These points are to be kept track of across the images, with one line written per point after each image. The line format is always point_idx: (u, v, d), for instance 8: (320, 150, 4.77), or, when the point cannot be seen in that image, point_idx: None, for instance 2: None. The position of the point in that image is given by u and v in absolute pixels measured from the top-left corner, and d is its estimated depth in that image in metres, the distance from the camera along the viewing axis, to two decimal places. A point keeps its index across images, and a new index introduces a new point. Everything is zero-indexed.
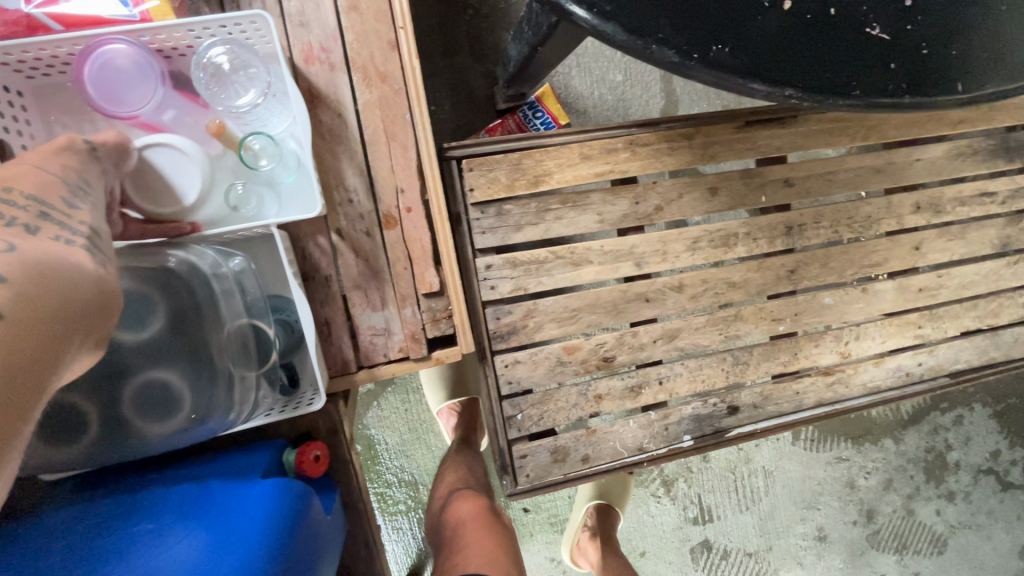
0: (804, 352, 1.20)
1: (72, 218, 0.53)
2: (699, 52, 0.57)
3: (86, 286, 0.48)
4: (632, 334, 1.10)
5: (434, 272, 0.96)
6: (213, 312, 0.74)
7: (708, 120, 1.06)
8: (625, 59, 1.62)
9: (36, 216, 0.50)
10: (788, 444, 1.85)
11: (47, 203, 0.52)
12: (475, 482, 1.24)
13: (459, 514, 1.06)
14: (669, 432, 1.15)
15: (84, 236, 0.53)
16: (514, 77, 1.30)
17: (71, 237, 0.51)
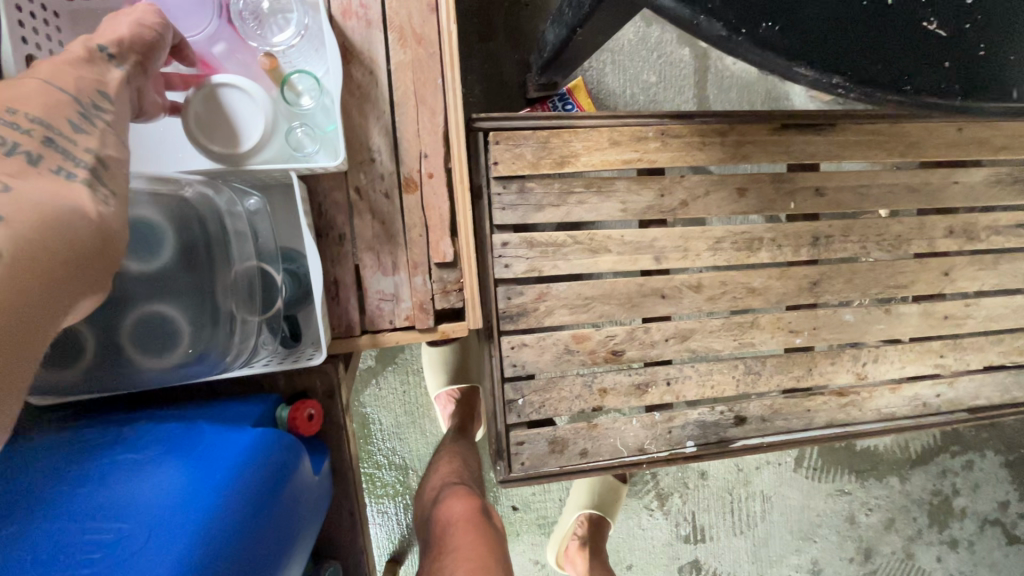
0: (819, 368, 1.16)
1: (76, 146, 0.51)
2: (749, 27, 0.47)
3: (79, 229, 0.46)
4: (644, 329, 1.07)
5: (449, 242, 0.94)
6: (224, 250, 0.72)
7: (743, 118, 1.04)
8: (661, 60, 1.60)
9: (38, 143, 0.48)
10: (790, 470, 1.80)
11: (52, 125, 0.50)
12: (468, 476, 1.18)
13: (450, 513, 1.00)
14: (672, 436, 1.11)
15: (87, 167, 0.50)
16: (549, 63, 1.29)
17: (73, 170, 0.49)
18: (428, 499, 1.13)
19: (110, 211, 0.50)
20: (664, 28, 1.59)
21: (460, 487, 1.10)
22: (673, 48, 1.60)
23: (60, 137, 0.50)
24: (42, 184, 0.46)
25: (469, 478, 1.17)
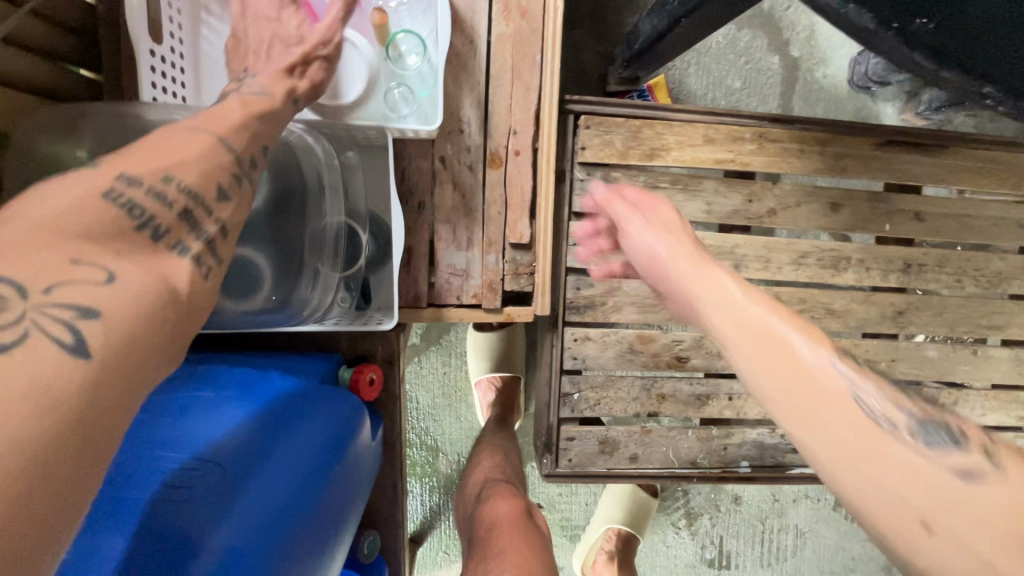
0: None
1: (210, 215, 0.49)
2: (899, 22, 0.57)
3: (167, 305, 0.42)
4: (712, 338, 1.02)
5: (527, 223, 0.91)
6: (316, 204, 0.73)
7: (848, 129, 0.98)
8: (748, 66, 1.52)
9: (175, 216, 0.46)
10: (829, 508, 1.71)
11: (199, 197, 0.49)
12: (512, 473, 1.16)
13: (495, 514, 0.98)
14: (727, 453, 1.07)
15: (204, 240, 0.48)
16: (636, 56, 1.24)
17: (193, 242, 0.47)
18: (471, 495, 1.10)
19: (204, 288, 0.47)
20: (756, 33, 1.51)
21: (504, 487, 1.07)
22: (762, 55, 1.52)
23: (197, 211, 0.48)
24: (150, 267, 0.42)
25: (514, 476, 1.14)
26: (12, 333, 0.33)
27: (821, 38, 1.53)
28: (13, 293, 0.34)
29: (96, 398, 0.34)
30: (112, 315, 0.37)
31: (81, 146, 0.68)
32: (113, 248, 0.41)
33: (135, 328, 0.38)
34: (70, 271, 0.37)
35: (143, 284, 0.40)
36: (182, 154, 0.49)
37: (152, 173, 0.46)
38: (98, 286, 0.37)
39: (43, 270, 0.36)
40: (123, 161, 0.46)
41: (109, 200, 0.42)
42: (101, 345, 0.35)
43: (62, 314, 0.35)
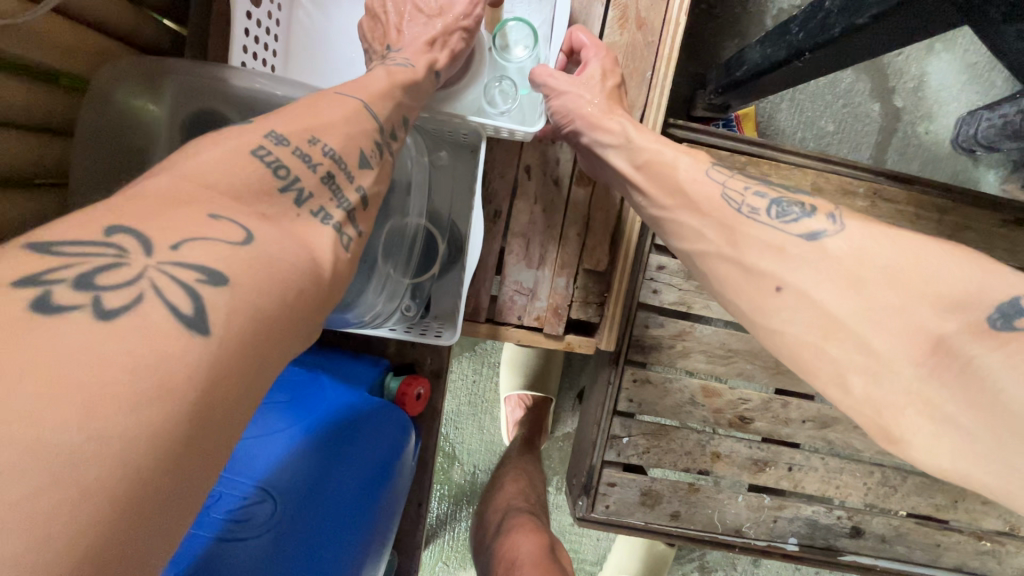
0: (966, 503, 0.98)
1: (351, 184, 0.45)
2: None
3: (297, 275, 0.36)
4: (781, 403, 0.93)
5: (607, 249, 0.84)
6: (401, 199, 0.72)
7: (973, 199, 0.88)
8: (846, 109, 1.32)
9: (317, 179, 0.41)
10: None
11: (341, 163, 0.44)
12: (537, 503, 1.08)
13: (519, 549, 0.89)
14: (776, 526, 0.98)
15: (347, 210, 0.43)
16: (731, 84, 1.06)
17: (334, 214, 0.42)
18: (493, 522, 1.03)
19: (346, 263, 0.42)
20: (861, 76, 1.31)
21: (528, 519, 0.98)
22: (863, 100, 1.31)
23: (340, 177, 0.44)
24: (284, 230, 0.37)
25: (538, 507, 1.06)
26: (129, 291, 0.27)
27: (932, 91, 1.31)
28: (139, 249, 0.29)
29: (220, 377, 0.28)
30: (240, 284, 0.31)
31: (162, 108, 0.64)
32: (257, 211, 0.36)
33: (263, 301, 0.32)
34: (205, 227, 0.32)
35: (281, 251, 0.35)
36: (324, 119, 0.45)
37: (297, 137, 0.42)
38: (232, 246, 0.32)
39: (173, 226, 0.31)
40: (270, 123, 0.42)
41: (260, 160, 0.39)
42: (222, 319, 0.29)
43: (185, 274, 0.29)
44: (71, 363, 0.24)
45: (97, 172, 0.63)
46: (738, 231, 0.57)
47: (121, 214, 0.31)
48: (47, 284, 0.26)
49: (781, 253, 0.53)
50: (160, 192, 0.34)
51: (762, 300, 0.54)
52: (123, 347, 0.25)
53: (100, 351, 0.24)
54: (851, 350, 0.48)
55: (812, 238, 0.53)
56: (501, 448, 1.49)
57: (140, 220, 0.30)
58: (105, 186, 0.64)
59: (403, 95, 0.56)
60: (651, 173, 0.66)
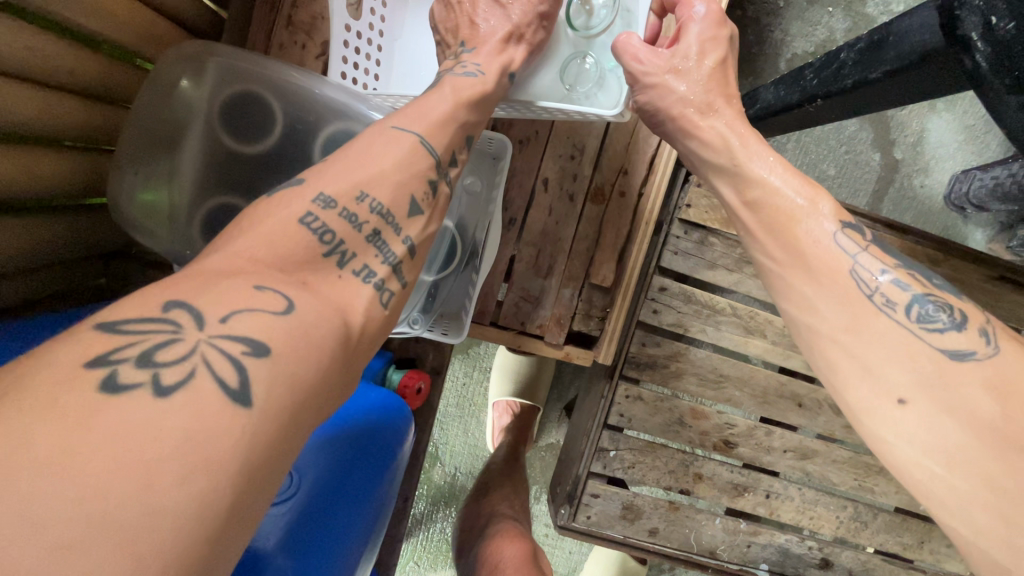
0: (932, 545, 1.02)
1: (398, 235, 0.49)
2: None
3: (329, 334, 0.38)
4: (765, 431, 0.97)
5: (613, 266, 0.87)
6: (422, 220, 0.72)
7: (962, 253, 0.93)
8: (848, 155, 1.37)
9: (364, 238, 0.46)
10: None
11: (386, 218, 0.48)
12: (520, 511, 1.09)
13: (500, 554, 0.91)
14: (749, 551, 1.00)
15: (392, 263, 0.47)
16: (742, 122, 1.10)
17: (378, 269, 0.46)
18: (475, 528, 1.05)
19: (377, 315, 0.45)
20: (864, 125, 1.36)
21: (512, 526, 0.99)
22: (864, 149, 1.37)
23: (386, 231, 0.48)
24: (323, 299, 0.40)
25: (521, 515, 1.08)
26: (183, 367, 0.30)
27: (930, 148, 1.37)
28: (192, 323, 0.32)
29: (261, 446, 0.31)
30: (281, 355, 0.34)
31: (204, 89, 0.65)
32: (296, 281, 0.40)
33: (301, 369, 0.34)
34: (251, 299, 0.35)
35: (318, 318, 0.38)
36: (376, 168, 0.48)
37: (347, 195, 0.46)
38: (273, 317, 0.35)
39: (224, 300, 0.34)
40: (321, 183, 0.46)
41: (307, 228, 0.43)
42: (264, 391, 0.32)
43: (232, 347, 0.32)
44: (136, 440, 0.27)
45: (135, 143, 0.65)
46: (859, 317, 0.49)
47: (171, 289, 0.34)
48: (114, 363, 0.29)
49: (913, 361, 0.46)
50: (212, 271, 0.37)
51: (876, 407, 0.47)
52: (177, 425, 0.28)
53: (155, 433, 0.27)
54: (976, 484, 0.42)
55: (962, 359, 0.45)
56: (485, 453, 1.50)
57: (193, 297, 0.34)
58: (142, 157, 0.65)
59: (468, 115, 0.58)
60: (762, 221, 0.57)
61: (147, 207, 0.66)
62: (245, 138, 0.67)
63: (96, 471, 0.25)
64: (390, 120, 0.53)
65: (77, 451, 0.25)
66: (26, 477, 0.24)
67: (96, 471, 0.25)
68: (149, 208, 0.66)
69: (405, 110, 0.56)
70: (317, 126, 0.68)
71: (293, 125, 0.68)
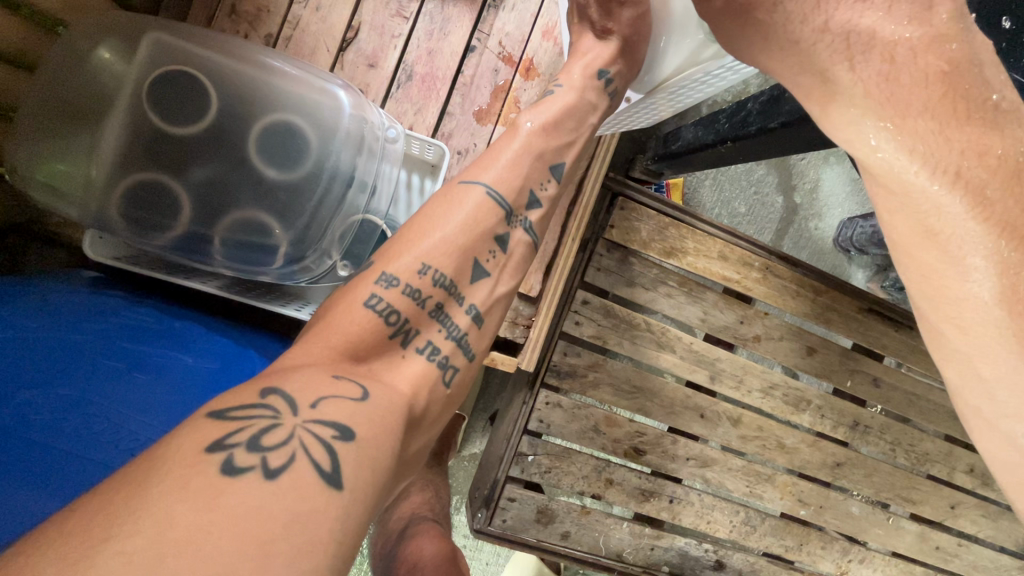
0: (809, 547, 1.13)
1: (461, 307, 0.55)
2: None
3: (396, 414, 0.45)
4: (671, 440, 1.04)
5: (540, 278, 0.92)
6: (338, 200, 0.73)
7: (840, 287, 1.07)
8: (756, 195, 1.52)
9: (429, 313, 0.53)
10: None
11: (448, 288, 0.55)
12: (440, 515, 1.10)
13: (416, 555, 0.92)
14: (652, 554, 1.07)
15: (455, 337, 0.54)
16: (666, 156, 1.20)
17: (439, 345, 0.53)
18: (392, 531, 1.04)
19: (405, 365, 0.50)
20: (770, 170, 1.52)
21: (432, 526, 1.00)
22: (770, 191, 1.53)
23: (448, 304, 0.55)
24: (382, 384, 0.46)
25: (441, 518, 1.08)
26: (285, 451, 0.37)
27: (822, 195, 1.55)
28: (287, 410, 0.39)
29: (348, 525, 0.36)
30: (363, 440, 0.40)
31: (132, 64, 0.63)
32: (363, 369, 0.47)
33: (377, 453, 0.41)
34: (332, 387, 0.42)
35: (388, 402, 0.45)
36: (441, 235, 0.55)
37: (410, 270, 0.53)
38: (353, 403, 0.42)
39: (313, 388, 0.41)
40: (390, 261, 0.54)
41: (373, 309, 0.50)
42: (350, 471, 0.38)
43: (323, 431, 0.39)
44: (253, 520, 0.33)
45: (41, 115, 0.62)
46: None
47: (266, 380, 0.42)
48: (230, 448, 0.35)
49: None
50: (285, 364, 0.45)
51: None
52: (282, 506, 0.34)
53: (269, 512, 0.33)
54: None
55: None
56: None
57: (284, 384, 0.41)
58: (49, 131, 0.62)
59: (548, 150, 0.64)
60: (927, 251, 0.51)
61: (54, 178, 0.64)
62: (168, 110, 0.65)
63: (228, 555, 0.30)
64: (457, 176, 0.61)
65: (208, 529, 0.31)
66: (177, 556, 0.30)
67: (222, 553, 0.30)
68: (62, 177, 0.64)
69: (474, 161, 0.63)
70: (253, 112, 0.68)
71: (230, 110, 0.68)
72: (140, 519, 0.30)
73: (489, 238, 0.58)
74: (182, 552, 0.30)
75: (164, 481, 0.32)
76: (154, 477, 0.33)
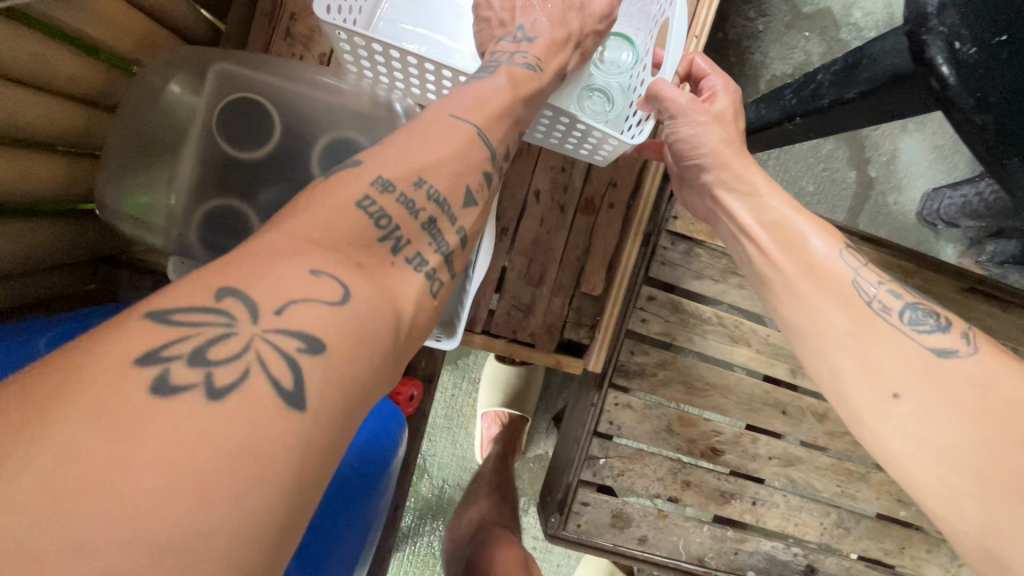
0: (912, 551, 1.04)
1: (453, 226, 0.47)
2: None
3: (381, 336, 0.37)
4: (750, 438, 0.99)
5: (603, 276, 0.89)
6: None
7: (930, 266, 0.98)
8: (826, 172, 1.42)
9: (419, 225, 0.44)
10: None
11: (444, 203, 0.46)
12: (509, 519, 1.09)
13: (492, 558, 0.91)
14: (736, 558, 1.02)
15: (446, 255, 0.46)
16: None
17: (430, 260, 0.45)
18: (465, 536, 1.05)
19: (422, 310, 0.43)
20: (839, 144, 1.42)
21: (503, 532, 1.00)
22: (841, 166, 1.42)
23: (442, 221, 0.46)
24: (374, 288, 0.39)
25: (510, 522, 1.07)
26: (234, 367, 0.30)
27: (902, 166, 1.43)
28: (247, 316, 0.32)
29: (311, 453, 0.30)
30: (335, 356, 0.33)
31: (202, 95, 0.67)
32: (352, 262, 0.39)
33: (353, 371, 0.34)
34: (305, 289, 0.34)
35: (372, 310, 0.37)
36: (437, 155, 0.47)
37: (405, 178, 0.44)
38: (329, 308, 0.34)
39: (280, 290, 0.34)
40: (378, 161, 0.44)
41: (364, 211, 0.41)
42: (315, 393, 0.32)
43: (286, 343, 0.32)
44: (192, 453, 0.27)
45: (127, 152, 0.66)
46: (869, 324, 0.56)
47: (219, 273, 0.34)
48: (164, 363, 0.29)
49: (919, 367, 0.52)
50: (258, 250, 0.36)
51: (879, 406, 0.52)
52: (228, 436, 0.28)
53: (209, 443, 0.27)
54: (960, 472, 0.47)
55: (946, 355, 0.51)
56: (473, 465, 1.48)
57: (247, 286, 0.33)
58: (136, 168, 0.67)
59: (521, 109, 0.57)
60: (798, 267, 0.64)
61: (139, 210, 0.68)
62: (237, 137, 0.68)
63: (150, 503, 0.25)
64: (445, 104, 0.52)
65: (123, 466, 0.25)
66: (84, 499, 0.24)
67: (148, 492, 0.25)
68: (146, 209, 0.68)
69: (460, 95, 0.54)
70: (312, 134, 0.70)
71: (292, 134, 0.70)
72: (37, 452, 0.24)
73: (479, 168, 0.50)
74: (90, 494, 0.24)
75: (74, 406, 0.26)
76: (73, 387, 0.27)
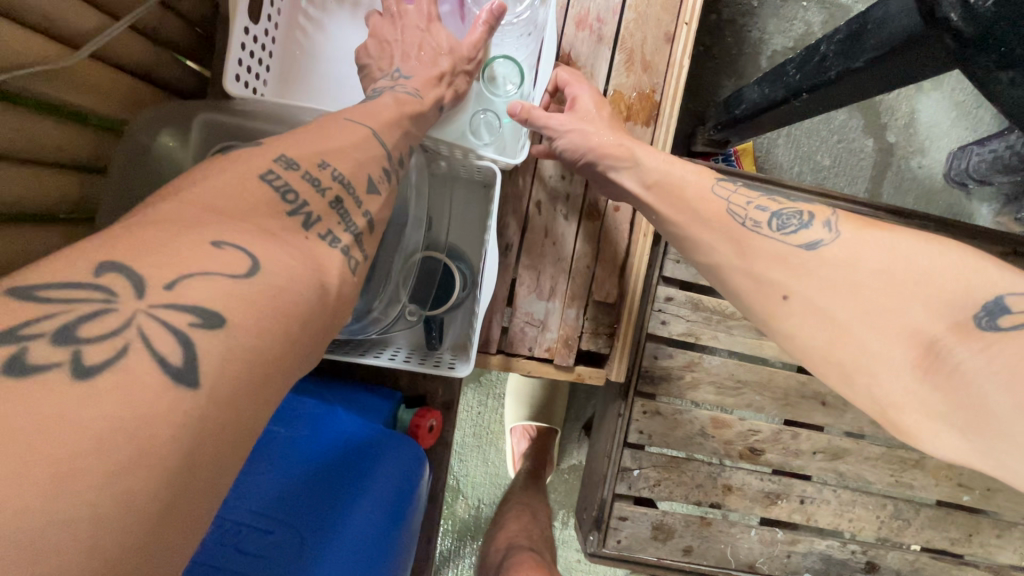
0: (981, 538, 0.97)
1: (359, 208, 0.45)
2: None
3: (299, 306, 0.36)
4: (791, 434, 0.93)
5: (616, 281, 0.86)
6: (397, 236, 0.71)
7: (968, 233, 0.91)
8: (842, 144, 1.35)
9: (326, 203, 0.42)
10: None
11: (349, 185, 0.45)
12: (539, 539, 1.05)
13: None
14: (790, 561, 0.96)
15: (358, 234, 0.44)
16: (731, 124, 1.09)
17: (343, 235, 0.43)
18: (494, 560, 1.00)
19: (346, 282, 0.42)
20: (852, 112, 1.35)
21: (529, 555, 0.94)
22: (857, 135, 1.35)
23: (347, 200, 0.44)
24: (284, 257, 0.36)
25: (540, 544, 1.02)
26: (114, 343, 0.28)
27: (923, 127, 1.35)
28: (130, 291, 0.29)
29: (208, 424, 0.29)
30: (236, 328, 0.31)
31: (191, 147, 0.68)
32: (261, 232, 0.37)
33: (261, 342, 0.32)
34: (207, 260, 0.32)
35: (285, 278, 0.35)
36: (335, 143, 0.46)
37: (308, 161, 0.43)
38: (233, 281, 0.32)
39: (168, 264, 0.31)
40: (281, 149, 0.43)
41: (268, 183, 0.40)
42: (212, 368, 0.29)
43: (179, 318, 0.30)
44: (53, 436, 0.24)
45: (125, 215, 0.67)
46: (744, 244, 0.61)
47: (107, 250, 0.31)
48: (27, 343, 0.26)
49: (790, 263, 0.58)
50: (164, 219, 0.34)
51: (774, 308, 0.59)
52: (102, 417, 0.25)
53: (76, 425, 0.25)
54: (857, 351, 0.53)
55: (814, 246, 0.57)
56: (506, 479, 1.45)
57: (135, 261, 0.30)
58: None
59: (412, 124, 0.57)
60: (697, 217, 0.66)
61: None
62: None
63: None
64: (342, 113, 0.52)
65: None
66: None
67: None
68: None
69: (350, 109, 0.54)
70: None
71: None
72: None
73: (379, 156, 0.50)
74: None
75: None
76: None
